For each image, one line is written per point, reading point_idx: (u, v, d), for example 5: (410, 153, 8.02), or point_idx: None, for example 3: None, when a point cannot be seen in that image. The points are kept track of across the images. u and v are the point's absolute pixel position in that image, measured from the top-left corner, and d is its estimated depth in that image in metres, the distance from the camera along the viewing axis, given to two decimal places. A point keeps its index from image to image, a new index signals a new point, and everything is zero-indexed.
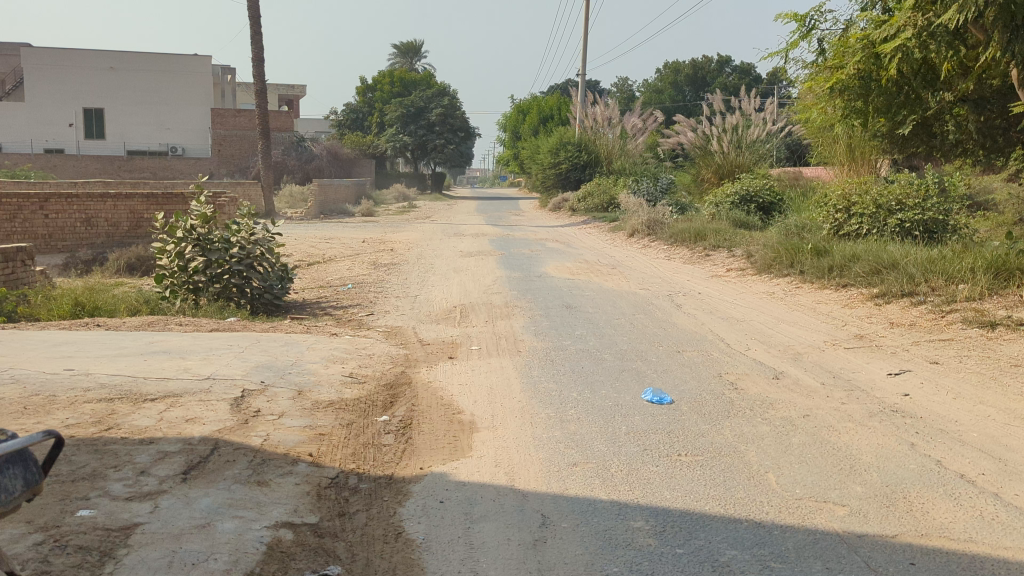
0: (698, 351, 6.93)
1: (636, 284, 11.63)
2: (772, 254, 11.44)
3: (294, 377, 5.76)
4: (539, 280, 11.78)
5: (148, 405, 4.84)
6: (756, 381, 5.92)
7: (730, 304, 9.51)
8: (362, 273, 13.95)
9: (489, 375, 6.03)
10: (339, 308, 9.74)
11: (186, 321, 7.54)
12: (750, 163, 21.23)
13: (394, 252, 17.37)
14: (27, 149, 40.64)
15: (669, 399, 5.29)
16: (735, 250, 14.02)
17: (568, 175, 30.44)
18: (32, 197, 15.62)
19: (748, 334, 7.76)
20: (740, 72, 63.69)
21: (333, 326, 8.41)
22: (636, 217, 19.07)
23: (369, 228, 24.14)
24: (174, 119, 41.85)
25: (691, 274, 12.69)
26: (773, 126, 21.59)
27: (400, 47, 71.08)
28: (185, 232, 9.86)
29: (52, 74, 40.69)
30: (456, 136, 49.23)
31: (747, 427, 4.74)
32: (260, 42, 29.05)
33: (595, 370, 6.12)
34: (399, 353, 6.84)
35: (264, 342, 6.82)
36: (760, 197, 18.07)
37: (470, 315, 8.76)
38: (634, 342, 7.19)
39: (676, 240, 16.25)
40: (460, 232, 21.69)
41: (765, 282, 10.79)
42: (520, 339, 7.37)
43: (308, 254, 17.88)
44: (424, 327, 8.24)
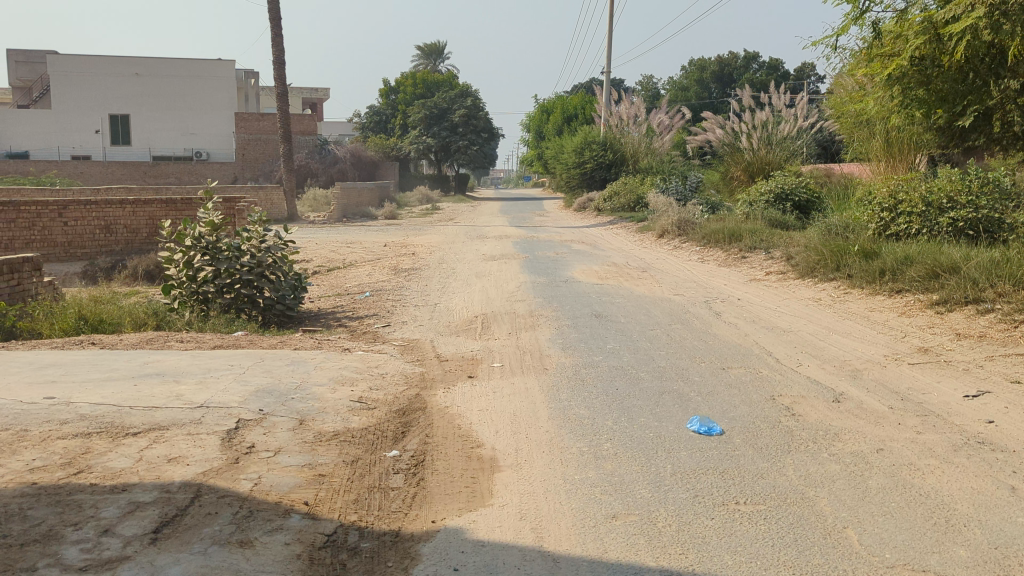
0: (744, 368, 6.26)
1: (670, 288, 10.97)
2: (815, 256, 10.72)
3: (296, 403, 5.18)
4: (566, 285, 11.16)
5: (128, 441, 4.26)
6: (815, 405, 5.25)
7: (774, 312, 8.81)
8: (382, 279, 13.40)
9: (514, 398, 5.42)
10: (355, 319, 9.19)
11: (188, 338, 7.01)
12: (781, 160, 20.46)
13: (415, 256, 16.83)
14: (54, 156, 40.66)
15: (718, 429, 4.65)
16: (773, 252, 13.30)
17: (593, 174, 29.75)
18: (51, 205, 15.26)
19: (797, 348, 7.07)
20: (767, 67, 62.46)
21: (346, 339, 7.85)
22: (665, 218, 18.39)
23: (391, 232, 23.66)
24: (199, 123, 41.83)
25: (728, 277, 11.99)
26: (805, 122, 20.77)
27: (424, 49, 70.78)
28: (193, 240, 9.34)
29: (78, 80, 40.69)
30: (480, 137, 48.70)
31: (813, 468, 4.09)
32: (281, 44, 28.71)
33: (632, 393, 5.47)
34: (414, 371, 6.26)
35: (267, 360, 6.24)
36: (797, 195, 17.30)
37: (492, 326, 8.15)
38: (672, 358, 6.53)
39: (709, 241, 15.54)
40: (484, 234, 21.13)
41: (809, 287, 10.07)
42: (547, 353, 6.76)
43: (329, 258, 17.40)
44: (444, 340, 7.65)
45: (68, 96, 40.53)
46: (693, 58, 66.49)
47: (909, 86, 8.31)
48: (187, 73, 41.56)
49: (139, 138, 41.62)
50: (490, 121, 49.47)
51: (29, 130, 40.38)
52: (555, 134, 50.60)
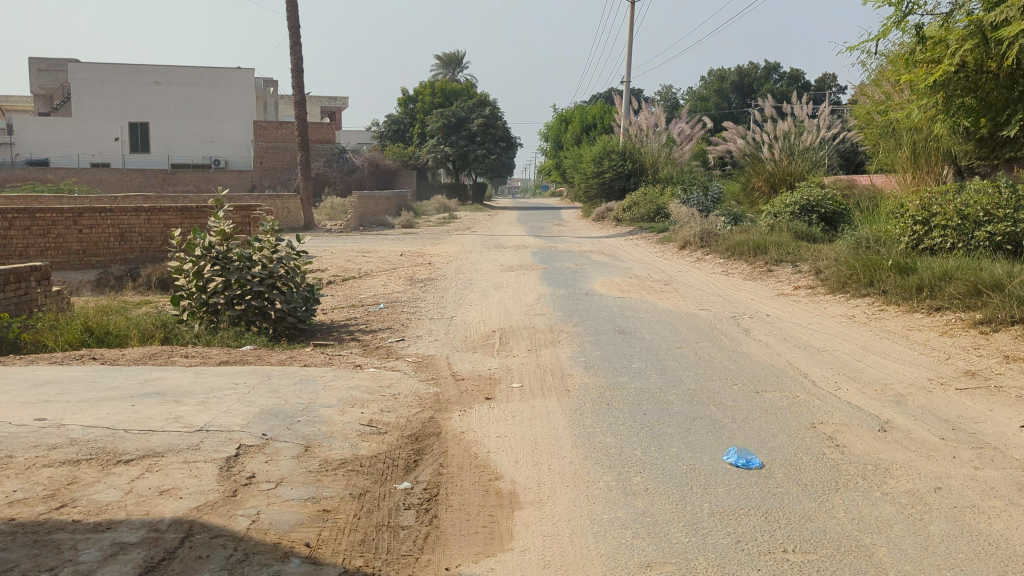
0: (779, 391, 5.88)
1: (694, 303, 10.59)
2: (846, 271, 10.31)
3: (302, 427, 4.85)
4: (587, 299, 10.80)
5: (119, 470, 3.94)
6: (860, 435, 4.85)
7: (805, 329, 8.41)
8: (398, 291, 13.09)
9: (535, 423, 5.06)
10: (368, 333, 8.88)
11: (192, 354, 6.71)
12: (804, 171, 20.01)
13: (432, 266, 16.54)
14: (74, 163, 40.73)
15: (757, 462, 4.28)
16: (800, 265, 12.87)
17: (612, 184, 29.37)
18: (66, 212, 15.08)
19: (834, 369, 6.67)
20: (788, 78, 61.87)
21: (359, 355, 7.53)
22: (687, 229, 18.00)
23: (408, 241, 23.39)
24: (218, 131, 41.95)
25: (754, 292, 11.59)
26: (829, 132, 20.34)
27: (443, 59, 70.80)
28: (203, 250, 9.04)
29: (99, 87, 40.85)
30: (498, 146, 48.45)
31: (866, 510, 3.72)
32: (300, 52, 28.62)
33: (661, 419, 5.10)
34: (428, 391, 5.92)
35: (274, 378, 5.92)
36: (822, 207, 16.87)
37: (511, 342, 7.81)
38: (702, 379, 6.15)
39: (733, 254, 15.13)
40: (501, 244, 20.80)
41: (841, 304, 9.66)
42: (569, 373, 6.40)
43: (344, 268, 17.14)
44: (460, 356, 7.31)
45: (89, 103, 40.69)
46: (713, 69, 66.07)
47: (955, 93, 7.94)
48: (207, 80, 41.69)
49: (158, 145, 41.72)
50: (508, 130, 49.19)
51: (49, 136, 40.55)
52: (573, 144, 50.22)
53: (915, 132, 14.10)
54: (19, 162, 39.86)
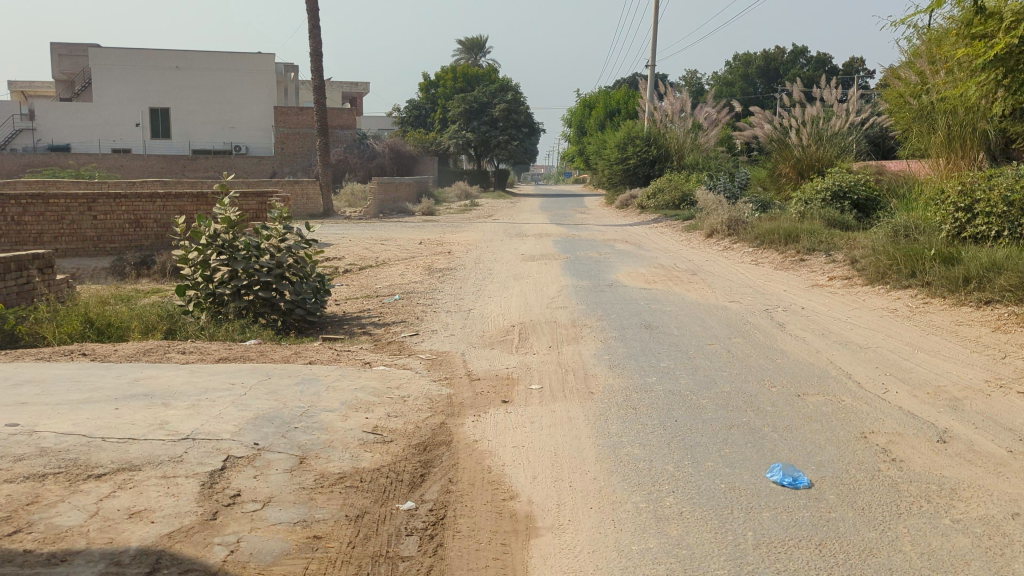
0: (823, 394, 5.36)
1: (724, 294, 10.08)
2: (885, 260, 9.73)
3: (299, 435, 4.41)
4: (611, 290, 10.31)
5: (88, 487, 3.53)
6: (917, 447, 4.33)
7: (844, 324, 7.87)
8: (415, 281, 12.67)
9: (555, 431, 4.59)
10: (381, 326, 8.46)
11: (190, 350, 6.32)
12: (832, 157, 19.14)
13: (451, 255, 16.12)
14: (94, 149, 40.67)
15: (805, 480, 3.78)
16: (834, 255, 12.29)
17: (636, 170, 28.73)
18: (80, 199, 14.78)
19: (881, 369, 6.14)
20: (814, 62, 60.68)
21: (369, 351, 7.10)
22: (714, 217, 17.42)
23: (427, 228, 22.97)
24: (238, 117, 41.77)
25: (787, 282, 11.03)
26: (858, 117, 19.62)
27: (465, 44, 70.21)
28: (208, 238, 8.62)
29: (120, 73, 40.72)
30: (520, 132, 47.85)
31: (935, 542, 3.21)
32: (318, 36, 28.25)
33: (694, 428, 4.61)
34: (440, 393, 5.47)
35: (273, 378, 5.50)
36: (856, 194, 16.24)
37: (531, 337, 7.35)
38: (737, 381, 5.65)
39: (763, 242, 14.55)
40: (523, 232, 20.33)
41: (881, 296, 9.09)
42: (592, 373, 5.93)
43: (361, 256, 16.75)
44: (476, 354, 6.86)
45: (110, 89, 40.58)
46: (738, 53, 65.00)
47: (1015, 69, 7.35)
48: (227, 66, 41.49)
49: (179, 131, 41.58)
50: (530, 116, 48.58)
51: (71, 122, 40.48)
52: (595, 129, 49.50)
53: (953, 114, 13.37)
54: (40, 148, 39.86)
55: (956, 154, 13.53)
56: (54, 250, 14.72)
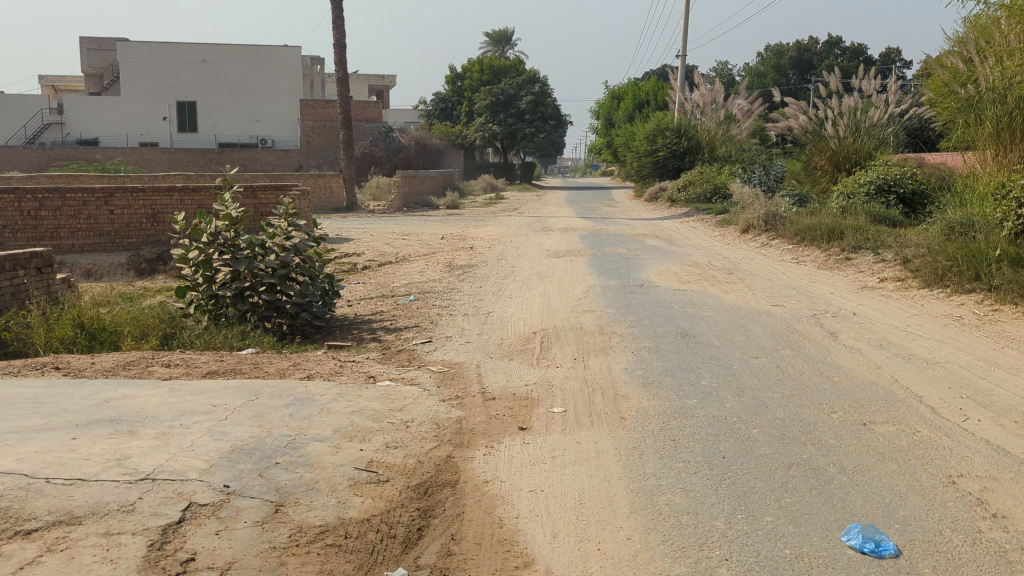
0: (892, 422, 4.61)
1: (765, 296, 9.32)
2: (944, 261, 8.90)
3: (278, 474, 3.75)
4: (642, 291, 9.58)
5: (10, 550, 2.90)
6: (1018, 497, 3.59)
7: (904, 333, 7.09)
8: (434, 279, 12.04)
9: (580, 471, 3.91)
10: (393, 331, 7.82)
11: (176, 363, 5.71)
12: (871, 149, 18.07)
13: (474, 251, 15.48)
14: (122, 142, 40.54)
15: (890, 547, 3.07)
16: (883, 254, 11.45)
17: (666, 163, 27.85)
18: (97, 192, 14.25)
19: (956, 391, 5.35)
20: (849, 52, 59.16)
21: (375, 361, 6.44)
22: (750, 211, 16.60)
23: (451, 223, 22.35)
24: (264, 110, 41.45)
25: (832, 284, 10.23)
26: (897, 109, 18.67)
27: (492, 36, 69.56)
28: (210, 236, 7.97)
29: (147, 66, 40.49)
30: (548, 125, 47.07)
31: None
32: (342, 26, 27.67)
33: (747, 469, 3.90)
34: (449, 417, 4.78)
35: (261, 399, 4.84)
36: (901, 187, 15.35)
37: (554, 346, 6.67)
38: (791, 406, 4.91)
39: (803, 239, 13.72)
40: (548, 227, 19.61)
41: (941, 301, 8.28)
42: (622, 394, 5.20)
43: (381, 252, 16.16)
44: (493, 366, 6.18)
45: (137, 82, 40.39)
46: (771, 44, 63.68)
47: None
48: (253, 58, 41.11)
49: (206, 124, 41.33)
50: (558, 108, 47.76)
51: (99, 116, 40.35)
52: (624, 121, 48.55)
53: (1000, 103, 11.97)
54: (69, 142, 39.81)
55: (1004, 143, 11.94)
56: (71, 245, 14.24)
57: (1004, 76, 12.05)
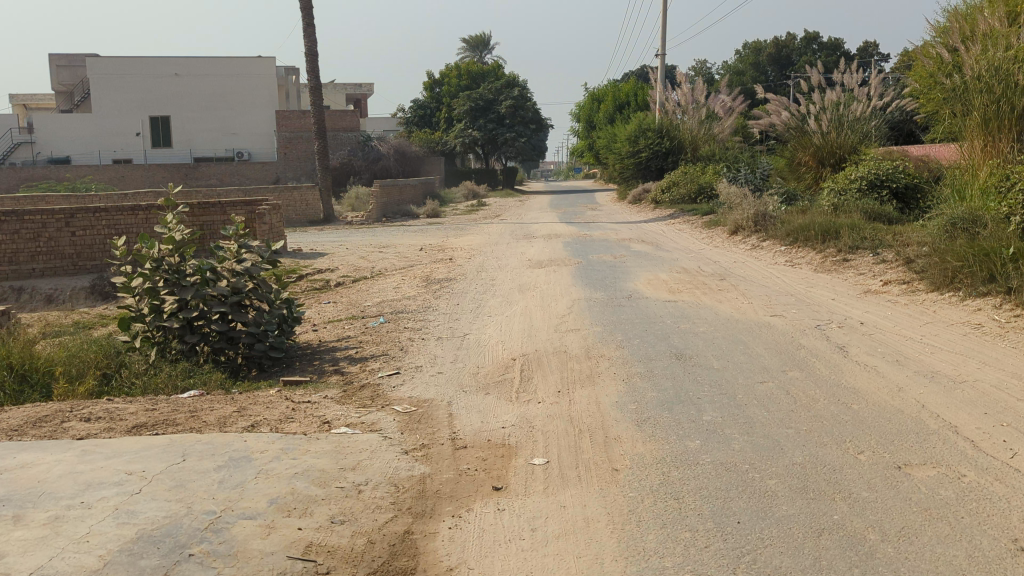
0: (931, 464, 3.91)
1: (762, 306, 8.66)
2: (954, 261, 8.23)
3: (191, 571, 3.01)
4: (630, 304, 8.90)
5: None
6: None
7: (920, 345, 6.41)
8: (409, 296, 11.31)
9: (565, 550, 3.20)
10: (359, 360, 7.08)
11: (99, 416, 4.95)
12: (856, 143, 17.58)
13: (452, 263, 14.77)
14: (95, 160, 39.49)
15: None
16: (883, 254, 10.81)
17: (648, 164, 27.24)
18: (56, 213, 13.33)
19: (995, 417, 4.64)
20: (827, 48, 58.93)
21: (333, 401, 5.70)
22: (738, 212, 15.98)
23: (430, 233, 21.61)
24: (239, 122, 40.60)
25: (832, 288, 9.57)
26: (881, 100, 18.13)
27: (469, 42, 69.01)
28: (153, 262, 7.19)
29: (118, 81, 39.52)
30: (528, 128, 46.40)
31: None
32: (313, 34, 26.92)
33: (769, 538, 3.19)
34: (410, 476, 4.05)
35: (188, 462, 4.10)
36: (894, 181, 14.79)
37: (535, 376, 5.95)
38: (810, 446, 4.21)
39: (796, 240, 13.11)
40: (531, 234, 18.90)
41: (956, 306, 7.62)
42: (614, 436, 4.49)
43: (356, 267, 15.40)
44: (466, 403, 5.46)
45: (108, 98, 39.41)
46: (749, 42, 63.38)
47: None
48: (226, 71, 40.24)
49: (180, 139, 40.42)
50: (538, 111, 47.12)
51: (70, 134, 39.34)
52: (605, 123, 47.97)
53: (988, 91, 11.25)
54: (40, 160, 38.75)
55: (993, 133, 11.22)
56: (30, 271, 13.37)
57: (991, 62, 11.28)
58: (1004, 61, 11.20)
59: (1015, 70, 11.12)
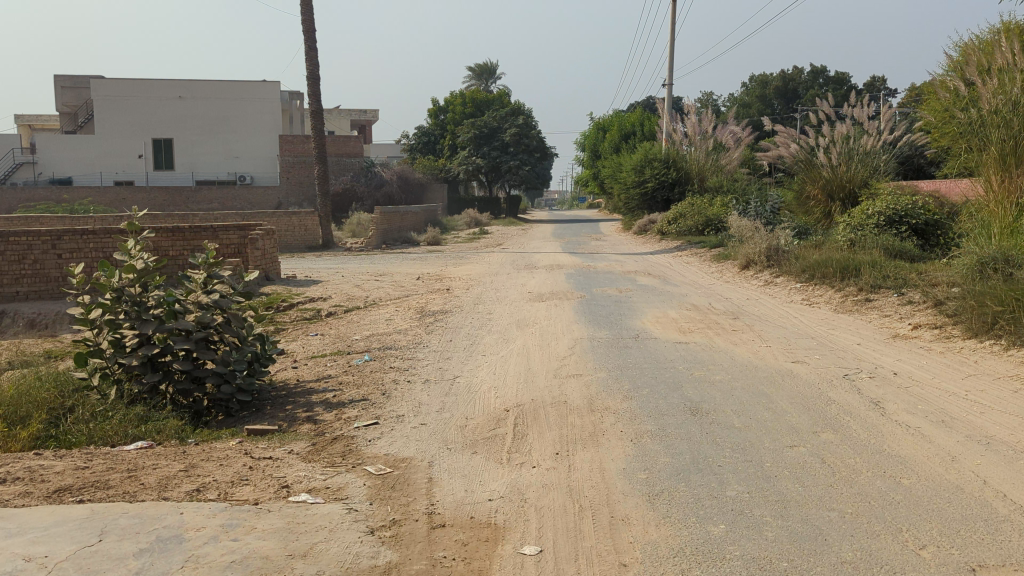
0: (1013, 568, 3.18)
1: (782, 350, 7.93)
2: (994, 306, 7.51)
3: None
4: (637, 345, 8.18)
5: None
6: None
7: (966, 404, 5.67)
8: (401, 330, 10.61)
9: None
10: (336, 406, 6.34)
11: (18, 478, 4.21)
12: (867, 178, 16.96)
13: (450, 294, 14.07)
14: (97, 181, 38.94)
15: None
16: (908, 295, 10.11)
17: (654, 195, 26.65)
18: (42, 235, 12.64)
19: None
20: (833, 82, 58.74)
21: (298, 459, 4.95)
22: (749, 246, 15.31)
23: (430, 261, 20.93)
24: (243, 146, 40.20)
25: (856, 331, 8.85)
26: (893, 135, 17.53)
27: (476, 69, 69.00)
28: (114, 293, 6.45)
29: (122, 103, 39.11)
30: (532, 157, 45.97)
31: None
32: (316, 58, 26.47)
33: None
34: (373, 568, 3.31)
35: (103, 544, 3.35)
36: (912, 217, 14.14)
37: (531, 432, 5.21)
38: (859, 539, 3.47)
39: (812, 277, 12.43)
40: (533, 264, 18.22)
41: (998, 357, 6.89)
42: (621, 517, 3.76)
43: (350, 296, 14.69)
44: (450, 464, 4.72)
45: (112, 119, 38.98)
46: (755, 75, 63.24)
47: None
48: (231, 95, 39.87)
49: (183, 162, 39.96)
50: (543, 140, 46.66)
51: (73, 154, 38.84)
52: (611, 152, 47.57)
53: (1006, 126, 10.51)
54: (41, 180, 38.21)
55: (1008, 170, 10.39)
56: (14, 294, 12.61)
57: (1007, 97, 10.48)
58: (1022, 97, 10.40)
59: None
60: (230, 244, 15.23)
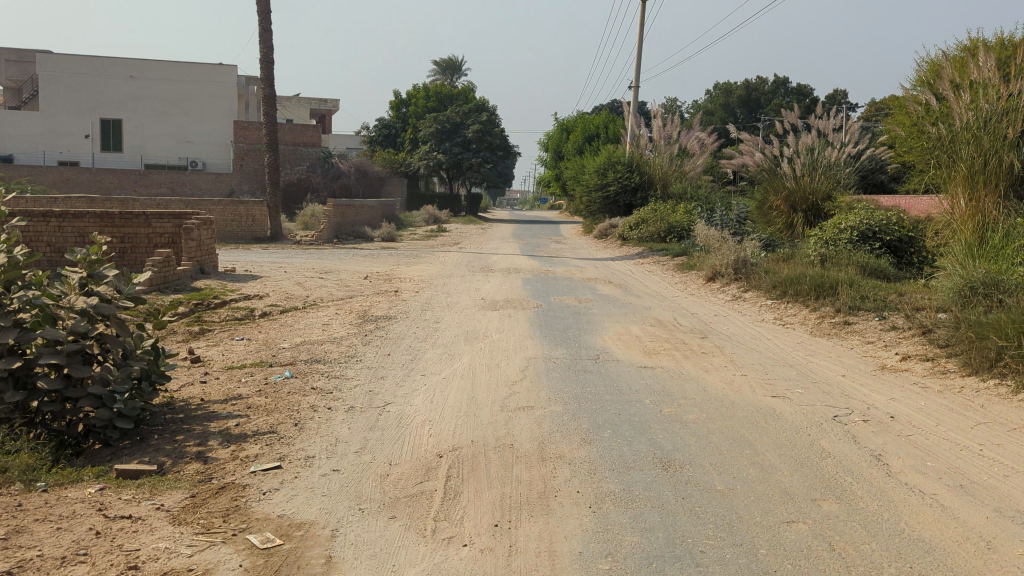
0: None
1: (760, 382, 7.00)
2: (1000, 340, 6.65)
3: None
4: (597, 370, 7.19)
5: None
6: None
7: (984, 462, 4.75)
8: (337, 338, 9.51)
9: None
10: (236, 440, 5.24)
11: None
12: (832, 191, 16.27)
13: (396, 297, 12.96)
14: (39, 161, 36.98)
15: None
16: (891, 319, 9.28)
17: (616, 199, 25.79)
18: None
19: None
20: (796, 94, 58.56)
21: (162, 520, 3.87)
22: (716, 256, 14.46)
23: (381, 258, 19.77)
24: (196, 131, 38.48)
25: (836, 360, 7.98)
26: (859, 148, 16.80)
27: (440, 64, 67.71)
28: None
29: (70, 81, 37.15)
30: (494, 155, 44.80)
31: None
32: (269, 40, 25.11)
33: None
34: None
35: None
36: (886, 233, 13.39)
37: (464, 491, 4.17)
38: None
39: (785, 293, 11.61)
40: (489, 266, 17.20)
41: (1003, 403, 6.02)
42: None
43: (289, 295, 13.52)
44: (358, 535, 3.68)
45: (59, 97, 37.02)
46: (720, 84, 62.91)
47: None
48: (183, 77, 38.09)
49: (132, 144, 38.11)
50: (505, 138, 45.55)
51: (15, 132, 36.81)
52: (574, 153, 46.71)
53: (977, 143, 9.69)
54: None
55: (977, 189, 9.63)
56: None
57: (978, 113, 9.73)
58: (994, 113, 9.67)
59: (1004, 121, 9.61)
60: (165, 232, 13.90)
